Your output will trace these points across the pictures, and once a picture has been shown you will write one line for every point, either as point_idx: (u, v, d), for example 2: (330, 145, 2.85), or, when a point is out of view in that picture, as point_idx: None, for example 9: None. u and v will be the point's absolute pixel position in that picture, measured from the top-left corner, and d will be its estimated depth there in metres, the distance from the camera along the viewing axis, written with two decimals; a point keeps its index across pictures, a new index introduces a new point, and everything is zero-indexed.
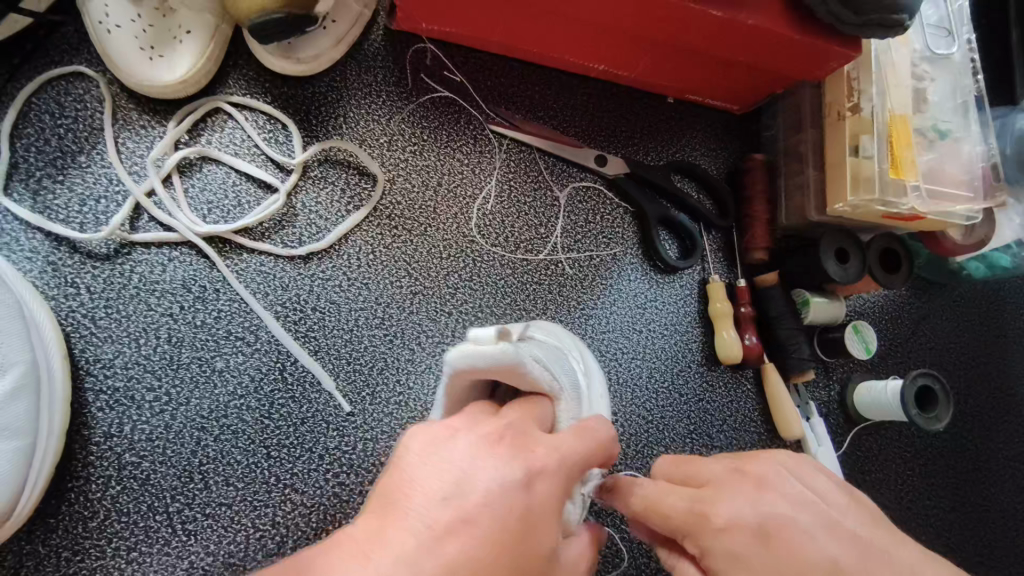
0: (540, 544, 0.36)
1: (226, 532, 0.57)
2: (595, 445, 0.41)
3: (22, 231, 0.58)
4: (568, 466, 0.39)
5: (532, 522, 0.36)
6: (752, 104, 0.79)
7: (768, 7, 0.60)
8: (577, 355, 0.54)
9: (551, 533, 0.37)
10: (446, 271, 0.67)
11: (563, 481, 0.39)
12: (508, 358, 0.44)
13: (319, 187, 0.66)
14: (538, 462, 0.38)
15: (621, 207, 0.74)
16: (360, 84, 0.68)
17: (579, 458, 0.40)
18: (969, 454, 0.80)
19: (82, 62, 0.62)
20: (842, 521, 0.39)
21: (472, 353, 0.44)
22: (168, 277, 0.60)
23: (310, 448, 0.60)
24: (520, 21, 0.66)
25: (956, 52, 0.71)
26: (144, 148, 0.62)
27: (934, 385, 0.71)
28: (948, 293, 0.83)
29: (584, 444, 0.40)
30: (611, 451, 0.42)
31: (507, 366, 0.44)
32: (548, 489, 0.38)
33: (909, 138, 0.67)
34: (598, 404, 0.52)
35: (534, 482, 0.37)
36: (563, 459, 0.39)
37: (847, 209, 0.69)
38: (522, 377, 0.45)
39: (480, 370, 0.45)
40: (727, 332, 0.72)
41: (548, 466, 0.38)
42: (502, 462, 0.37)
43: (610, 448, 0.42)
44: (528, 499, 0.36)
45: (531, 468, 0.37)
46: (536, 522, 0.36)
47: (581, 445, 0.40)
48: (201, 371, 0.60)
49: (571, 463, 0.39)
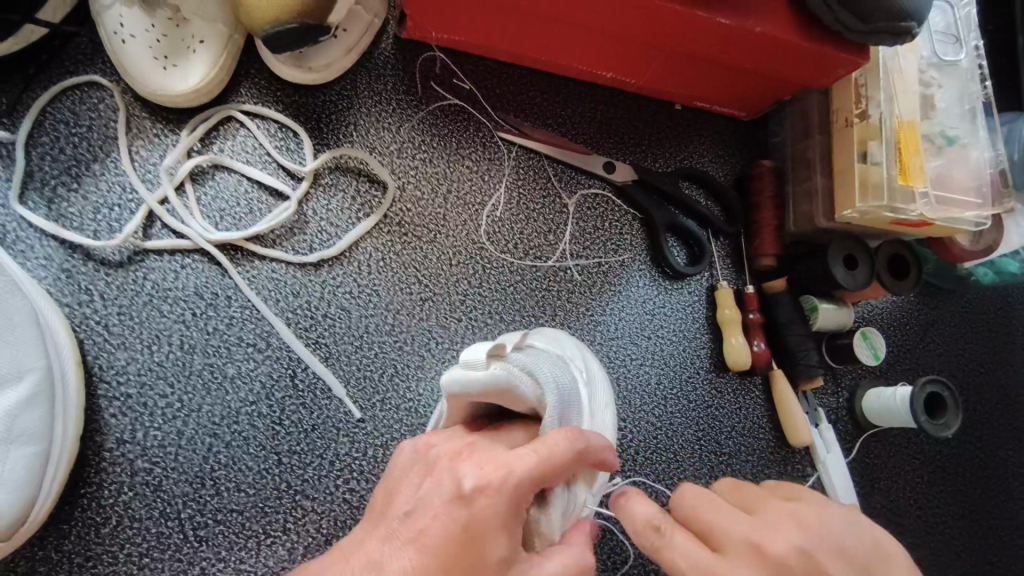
0: (486, 555, 0.40)
1: (237, 538, 0.57)
2: (546, 460, 0.41)
3: (36, 238, 0.59)
4: (514, 485, 0.41)
5: (473, 535, 0.40)
6: (760, 110, 0.79)
7: (775, 14, 0.61)
8: (579, 361, 0.51)
9: (500, 538, 0.40)
10: (456, 278, 0.68)
11: (512, 496, 0.41)
12: (497, 378, 0.49)
13: (329, 195, 0.66)
14: (486, 475, 0.42)
15: (629, 213, 0.75)
16: (370, 93, 0.68)
17: (534, 475, 0.41)
18: (979, 461, 0.79)
19: (97, 71, 0.62)
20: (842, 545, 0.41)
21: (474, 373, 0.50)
22: (181, 284, 0.61)
23: (320, 454, 0.60)
24: (529, 30, 0.66)
25: (964, 58, 0.71)
26: (157, 156, 0.62)
27: (943, 392, 0.70)
28: (956, 299, 0.83)
29: (534, 458, 0.41)
30: (568, 463, 0.41)
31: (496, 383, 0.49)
32: (495, 503, 0.41)
33: (917, 144, 0.67)
34: (604, 415, 0.48)
35: (479, 500, 0.41)
36: (509, 479, 0.41)
37: (855, 215, 0.69)
38: (518, 396, 0.49)
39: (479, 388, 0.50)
40: (735, 338, 0.72)
41: (493, 484, 0.41)
42: (458, 479, 0.43)
43: (572, 460, 0.41)
44: (472, 509, 0.41)
45: (477, 484, 0.41)
46: (479, 535, 0.40)
47: (536, 461, 0.41)
48: (213, 378, 0.60)
49: (519, 483, 0.41)
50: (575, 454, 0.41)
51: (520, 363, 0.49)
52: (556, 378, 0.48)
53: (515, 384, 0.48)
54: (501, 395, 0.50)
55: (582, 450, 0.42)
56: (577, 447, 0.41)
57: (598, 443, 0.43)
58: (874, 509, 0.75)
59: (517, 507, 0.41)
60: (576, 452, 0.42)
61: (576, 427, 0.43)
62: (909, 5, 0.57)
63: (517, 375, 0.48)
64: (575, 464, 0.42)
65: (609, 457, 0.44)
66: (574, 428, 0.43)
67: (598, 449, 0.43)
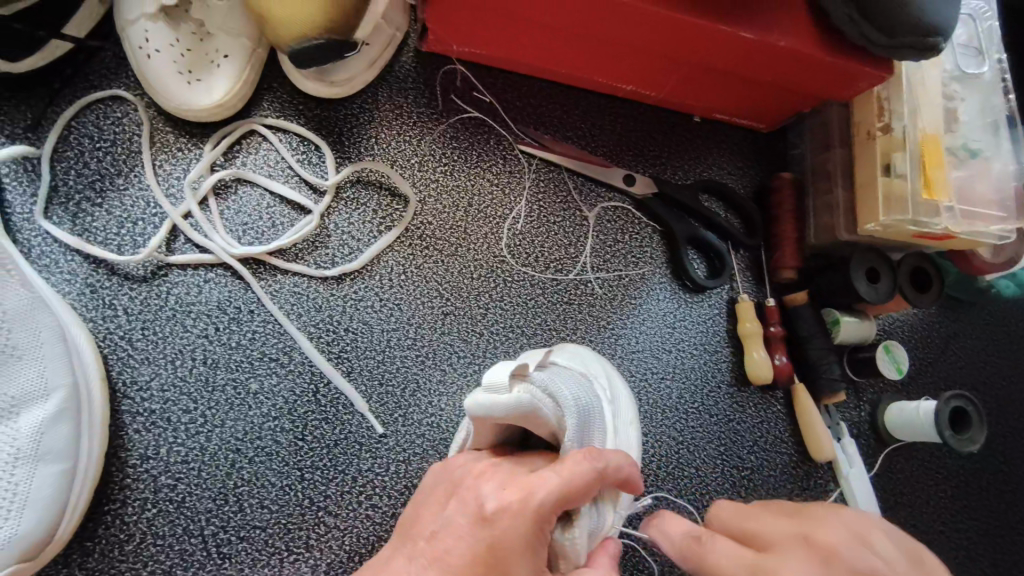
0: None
1: (260, 555, 0.57)
2: (566, 483, 0.41)
3: (61, 253, 0.59)
4: (537, 508, 0.40)
5: (499, 559, 0.40)
6: (779, 122, 0.79)
7: (800, 28, 0.60)
8: (599, 377, 0.56)
9: (521, 559, 0.40)
10: (477, 292, 0.68)
11: (537, 520, 0.40)
12: (517, 402, 0.47)
13: (351, 208, 0.66)
14: (504, 497, 0.41)
15: (649, 226, 0.74)
16: (391, 106, 0.68)
17: (555, 498, 0.41)
18: (1003, 476, 0.78)
19: (120, 85, 0.62)
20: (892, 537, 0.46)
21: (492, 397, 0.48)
22: (204, 299, 0.61)
23: (343, 470, 0.60)
24: (550, 44, 0.66)
25: (987, 71, 0.70)
26: (180, 170, 0.62)
27: (968, 408, 0.70)
28: (977, 311, 0.82)
29: (552, 480, 0.41)
30: (589, 484, 0.41)
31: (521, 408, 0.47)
32: (513, 524, 0.40)
33: (941, 159, 0.66)
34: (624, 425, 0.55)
35: (502, 524, 0.40)
36: (531, 502, 0.40)
37: (879, 228, 0.69)
38: (539, 419, 0.48)
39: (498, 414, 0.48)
40: (757, 352, 0.71)
41: (515, 508, 0.40)
42: (480, 501, 0.42)
43: (594, 481, 0.42)
44: (492, 531, 0.41)
45: (499, 507, 0.41)
46: (503, 560, 0.40)
47: (559, 482, 0.41)
48: (236, 393, 0.60)
49: (541, 505, 0.40)
50: (597, 474, 0.42)
51: (542, 385, 0.49)
52: (574, 398, 0.49)
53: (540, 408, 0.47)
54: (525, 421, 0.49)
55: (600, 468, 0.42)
56: (598, 467, 0.42)
57: (613, 461, 0.44)
58: (897, 524, 0.74)
59: (541, 529, 0.41)
60: (596, 473, 0.42)
61: (593, 447, 0.43)
62: (935, 20, 0.57)
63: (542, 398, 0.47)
64: (597, 484, 0.43)
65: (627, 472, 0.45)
66: (594, 449, 0.44)
67: (615, 467, 0.44)
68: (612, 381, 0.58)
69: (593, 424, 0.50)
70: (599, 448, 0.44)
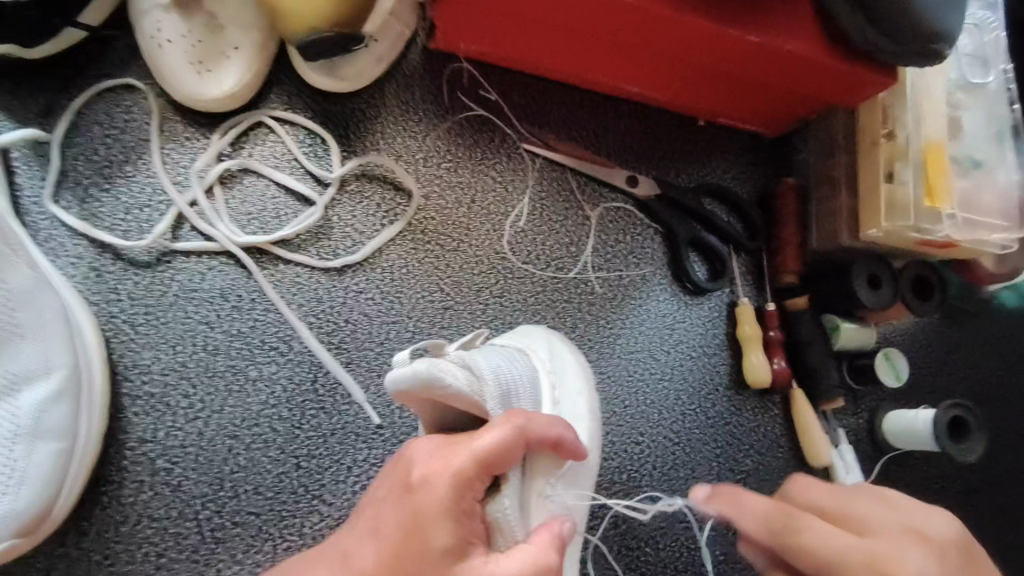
0: (430, 545, 0.40)
1: (254, 541, 0.57)
2: (487, 447, 0.41)
3: (67, 237, 0.60)
4: (455, 471, 0.41)
5: (417, 525, 0.40)
6: (784, 128, 0.79)
7: (807, 32, 0.60)
8: (538, 354, 0.58)
9: (440, 527, 0.40)
10: (477, 288, 0.68)
11: (455, 485, 0.41)
12: (421, 375, 0.45)
13: (355, 201, 0.67)
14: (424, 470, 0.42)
15: (651, 228, 0.75)
16: (398, 102, 0.69)
17: (475, 461, 0.41)
18: (1002, 488, 0.78)
19: (132, 74, 0.63)
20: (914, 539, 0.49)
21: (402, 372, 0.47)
22: (207, 286, 0.61)
23: (339, 460, 0.61)
24: (556, 44, 0.67)
25: (992, 81, 0.71)
26: (187, 159, 0.63)
27: (968, 417, 0.70)
28: (980, 322, 0.82)
29: (482, 447, 0.41)
30: (511, 445, 0.42)
31: (428, 382, 0.46)
32: (429, 496, 0.41)
33: (945, 165, 0.66)
34: (561, 400, 0.57)
35: (424, 490, 0.41)
36: (451, 466, 0.41)
37: (881, 235, 0.69)
38: (453, 391, 0.46)
39: (414, 390, 0.47)
40: (755, 355, 0.71)
41: (437, 472, 0.41)
42: (410, 469, 0.43)
43: (518, 444, 0.42)
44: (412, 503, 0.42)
45: (424, 475, 0.42)
46: (424, 525, 0.40)
47: (474, 448, 0.41)
48: (235, 380, 0.60)
49: (461, 469, 0.41)
50: (520, 439, 0.42)
51: (459, 360, 0.49)
52: (492, 371, 0.49)
53: (441, 381, 0.45)
54: (435, 395, 0.47)
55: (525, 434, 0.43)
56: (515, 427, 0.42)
57: (546, 429, 0.45)
58: None
59: (461, 496, 0.41)
60: (520, 438, 0.43)
61: (522, 411, 0.44)
62: (939, 28, 0.57)
63: (440, 370, 0.46)
64: (522, 449, 0.43)
65: (565, 442, 0.46)
66: (517, 411, 0.44)
67: (542, 431, 0.44)
68: (555, 351, 0.59)
69: (518, 394, 0.51)
70: (523, 411, 0.45)
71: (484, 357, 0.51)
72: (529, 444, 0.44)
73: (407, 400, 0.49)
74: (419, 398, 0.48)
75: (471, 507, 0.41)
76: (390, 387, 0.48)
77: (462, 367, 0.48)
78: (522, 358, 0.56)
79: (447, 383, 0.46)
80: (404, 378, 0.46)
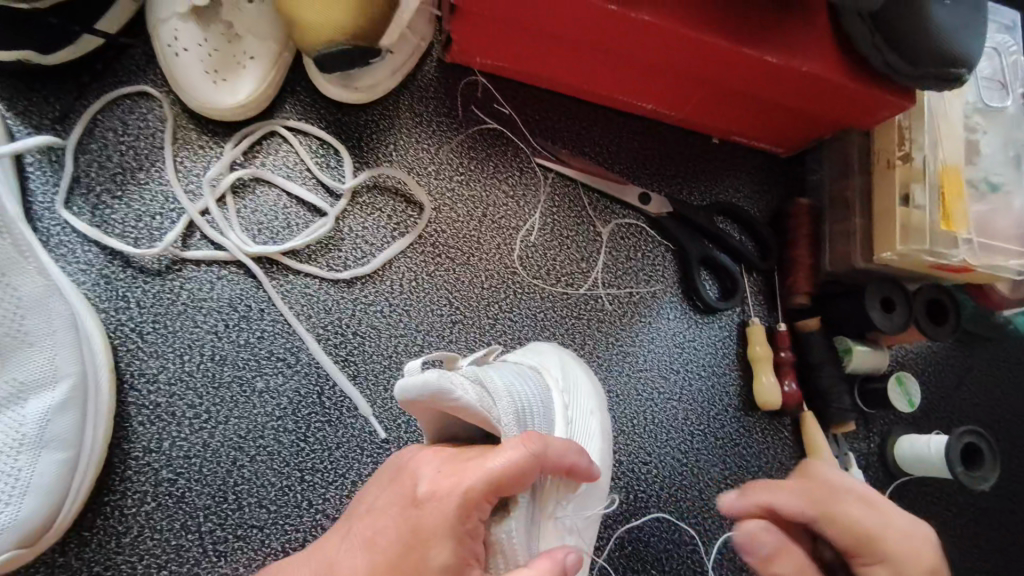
0: (427, 563, 0.39)
1: (256, 555, 0.57)
2: (499, 469, 0.41)
3: (78, 243, 0.59)
4: (464, 491, 0.40)
5: (419, 540, 0.40)
6: (798, 147, 0.78)
7: (825, 54, 0.60)
8: (551, 372, 0.57)
9: (442, 545, 0.39)
10: (487, 302, 0.67)
11: (461, 504, 0.40)
12: (431, 386, 0.45)
13: (366, 213, 0.66)
14: (433, 484, 0.42)
15: (662, 245, 0.74)
16: (411, 114, 0.69)
17: (485, 482, 0.41)
18: (1013, 516, 0.77)
19: (147, 82, 0.63)
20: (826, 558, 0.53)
21: (411, 381, 0.46)
22: (216, 295, 0.61)
23: (343, 474, 0.60)
24: (571, 59, 0.67)
25: (1009, 105, 0.70)
26: (200, 168, 0.63)
27: (981, 442, 0.68)
28: (994, 347, 0.81)
29: (494, 468, 0.41)
30: (525, 470, 0.41)
31: (438, 394, 0.45)
32: (435, 512, 0.40)
33: (962, 190, 0.65)
34: (575, 417, 0.56)
35: (431, 505, 0.41)
36: (461, 485, 0.41)
37: (895, 258, 0.68)
38: (463, 406, 0.45)
39: (422, 401, 0.46)
40: (766, 376, 0.71)
41: (446, 489, 0.41)
42: (416, 484, 0.43)
43: (533, 469, 0.42)
44: (416, 516, 0.41)
45: (432, 490, 0.42)
46: (425, 541, 0.39)
47: (489, 469, 0.41)
48: (242, 391, 0.60)
49: (470, 489, 0.40)
50: (535, 463, 0.42)
51: (473, 375, 0.48)
52: (507, 389, 0.49)
53: (451, 394, 0.45)
54: (444, 407, 0.46)
55: (541, 458, 0.42)
56: (531, 451, 0.41)
57: (562, 453, 0.44)
58: None
59: (467, 517, 0.40)
60: (536, 462, 0.42)
61: (540, 434, 0.43)
62: (960, 52, 0.57)
63: (452, 383, 0.45)
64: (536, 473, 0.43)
65: (580, 466, 0.46)
66: (535, 434, 0.43)
67: (558, 456, 0.43)
68: (568, 369, 0.59)
69: (534, 412, 0.51)
70: (541, 435, 0.44)
71: (498, 374, 0.51)
72: (545, 467, 0.43)
73: (414, 408, 0.48)
74: (426, 407, 0.47)
75: (476, 529, 0.41)
76: (399, 394, 0.47)
77: (474, 383, 0.47)
78: (535, 376, 0.55)
79: (458, 397, 0.45)
80: (413, 386, 0.45)
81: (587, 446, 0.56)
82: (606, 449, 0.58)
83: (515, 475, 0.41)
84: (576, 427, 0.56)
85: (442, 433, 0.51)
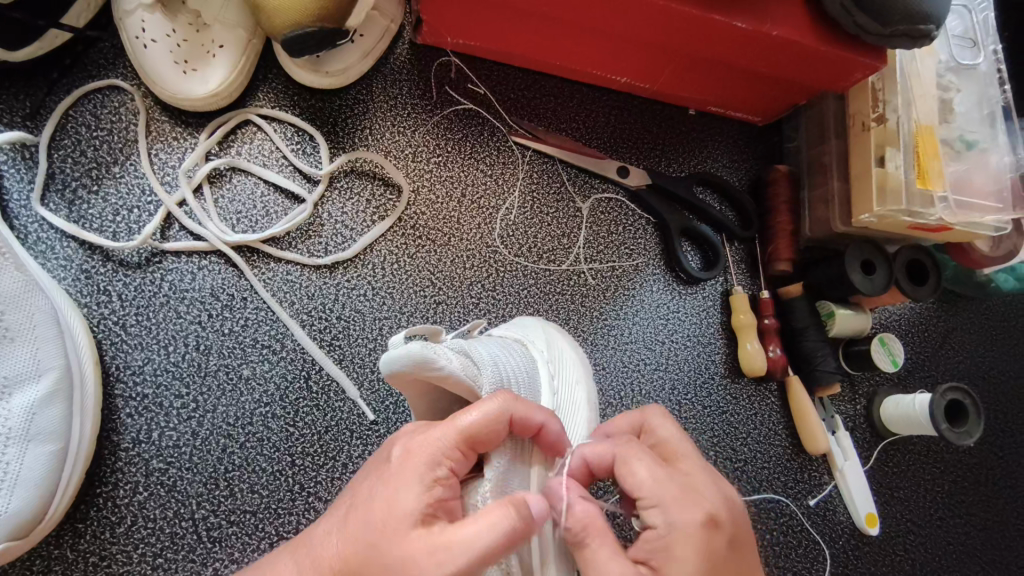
0: (399, 506, 0.40)
1: (249, 539, 0.57)
2: (471, 424, 0.42)
3: (56, 239, 0.59)
4: (434, 442, 0.42)
5: (391, 487, 0.41)
6: (774, 114, 0.79)
7: (792, 18, 0.60)
8: (536, 344, 0.58)
9: (412, 496, 0.40)
10: (469, 282, 0.68)
11: (434, 454, 0.41)
12: (413, 358, 0.45)
13: (344, 198, 0.66)
14: (404, 442, 0.43)
15: (643, 218, 0.74)
16: (385, 97, 0.69)
17: (458, 435, 0.42)
18: (999, 472, 0.78)
19: (118, 75, 0.63)
20: (648, 472, 0.43)
21: (393, 357, 0.47)
22: (197, 285, 0.61)
23: (333, 456, 0.61)
24: (540, 33, 0.66)
25: (982, 63, 0.70)
26: (176, 159, 0.63)
27: (964, 399, 0.69)
28: (976, 305, 0.81)
29: (467, 424, 0.42)
30: (493, 420, 0.42)
31: (420, 365, 0.45)
32: (406, 463, 0.41)
33: (936, 149, 0.66)
34: (564, 386, 0.57)
35: (407, 460, 0.42)
36: (431, 438, 0.42)
37: (873, 219, 0.68)
38: (444, 376, 0.46)
39: (407, 374, 0.47)
40: (751, 343, 0.71)
41: (416, 443, 0.42)
42: (390, 448, 0.44)
43: (501, 422, 0.43)
44: (388, 469, 0.42)
45: (404, 449, 0.43)
46: (396, 489, 0.40)
47: (456, 420, 0.42)
48: (228, 378, 0.60)
49: (440, 441, 0.42)
50: (507, 420, 0.43)
51: (456, 346, 0.49)
52: (491, 358, 0.50)
53: (435, 364, 0.45)
54: (428, 378, 0.47)
55: (513, 415, 0.43)
56: (503, 403, 0.43)
57: (536, 419, 0.44)
58: (892, 519, 0.74)
59: (437, 467, 0.41)
60: (508, 419, 0.43)
61: (511, 392, 0.45)
62: (927, 10, 0.57)
63: (434, 352, 0.46)
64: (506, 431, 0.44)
65: (548, 435, 0.46)
66: (508, 391, 0.45)
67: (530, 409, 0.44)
68: (553, 343, 0.60)
69: (519, 381, 0.52)
70: (517, 394, 0.45)
71: (481, 346, 0.51)
72: (513, 429, 0.44)
73: (400, 381, 0.49)
74: (413, 380, 0.48)
75: (451, 474, 0.42)
76: (385, 369, 0.48)
77: (459, 353, 0.48)
78: (520, 348, 0.55)
79: (442, 366, 0.45)
80: (397, 359, 0.46)
81: (576, 415, 0.56)
82: (595, 418, 0.58)
83: (483, 427, 0.42)
84: (565, 396, 0.56)
85: (431, 405, 0.52)
